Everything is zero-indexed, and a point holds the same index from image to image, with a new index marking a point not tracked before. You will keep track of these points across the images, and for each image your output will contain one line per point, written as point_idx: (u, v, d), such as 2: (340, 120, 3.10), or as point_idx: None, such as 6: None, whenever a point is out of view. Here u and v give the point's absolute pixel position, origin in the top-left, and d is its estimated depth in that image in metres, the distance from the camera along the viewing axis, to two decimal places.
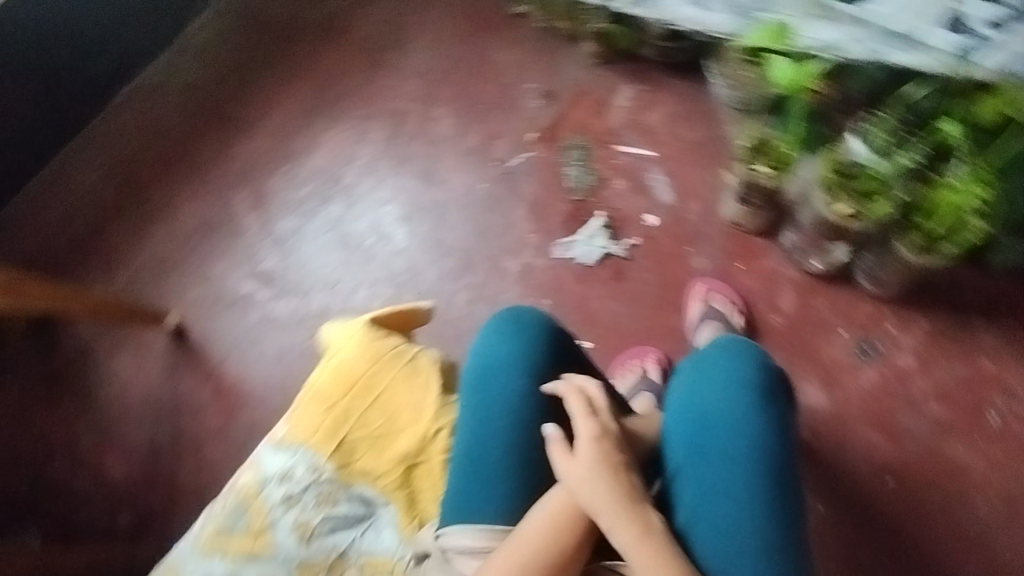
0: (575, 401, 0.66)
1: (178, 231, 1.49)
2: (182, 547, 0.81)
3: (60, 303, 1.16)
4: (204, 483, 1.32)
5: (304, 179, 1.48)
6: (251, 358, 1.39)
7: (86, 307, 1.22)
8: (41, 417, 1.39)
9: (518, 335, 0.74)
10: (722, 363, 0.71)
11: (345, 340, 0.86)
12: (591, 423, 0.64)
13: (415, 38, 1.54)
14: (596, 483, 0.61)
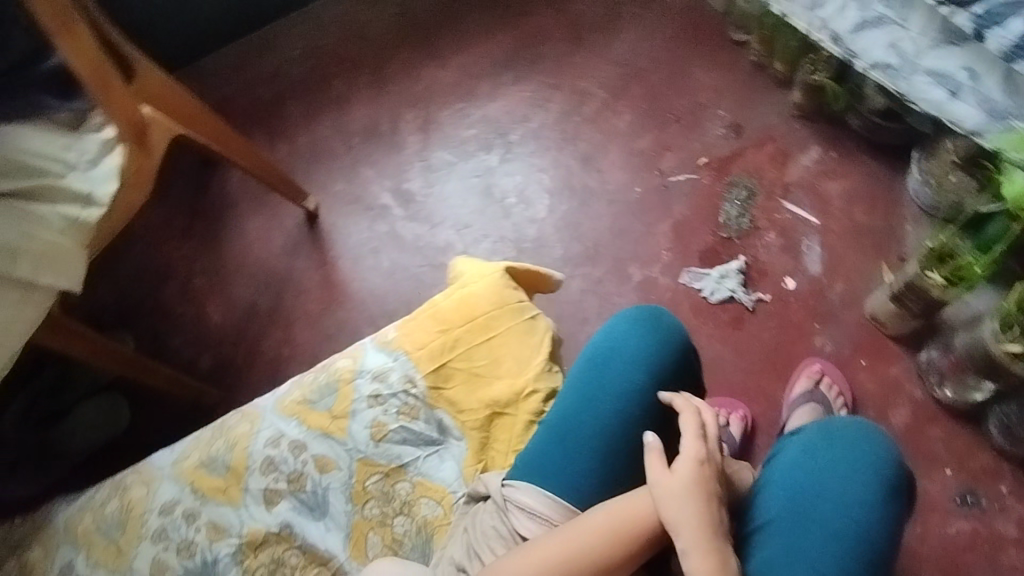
0: (689, 417, 0.67)
1: (346, 126, 1.57)
2: (268, 399, 0.87)
3: (227, 151, 1.27)
4: (284, 356, 1.40)
5: (474, 123, 1.53)
6: (365, 263, 1.45)
7: (246, 161, 1.31)
8: (173, 241, 1.52)
9: (651, 334, 0.73)
10: (851, 447, 0.75)
11: (479, 275, 0.87)
12: (698, 445, 0.65)
13: (626, 30, 1.54)
14: (687, 503, 0.62)
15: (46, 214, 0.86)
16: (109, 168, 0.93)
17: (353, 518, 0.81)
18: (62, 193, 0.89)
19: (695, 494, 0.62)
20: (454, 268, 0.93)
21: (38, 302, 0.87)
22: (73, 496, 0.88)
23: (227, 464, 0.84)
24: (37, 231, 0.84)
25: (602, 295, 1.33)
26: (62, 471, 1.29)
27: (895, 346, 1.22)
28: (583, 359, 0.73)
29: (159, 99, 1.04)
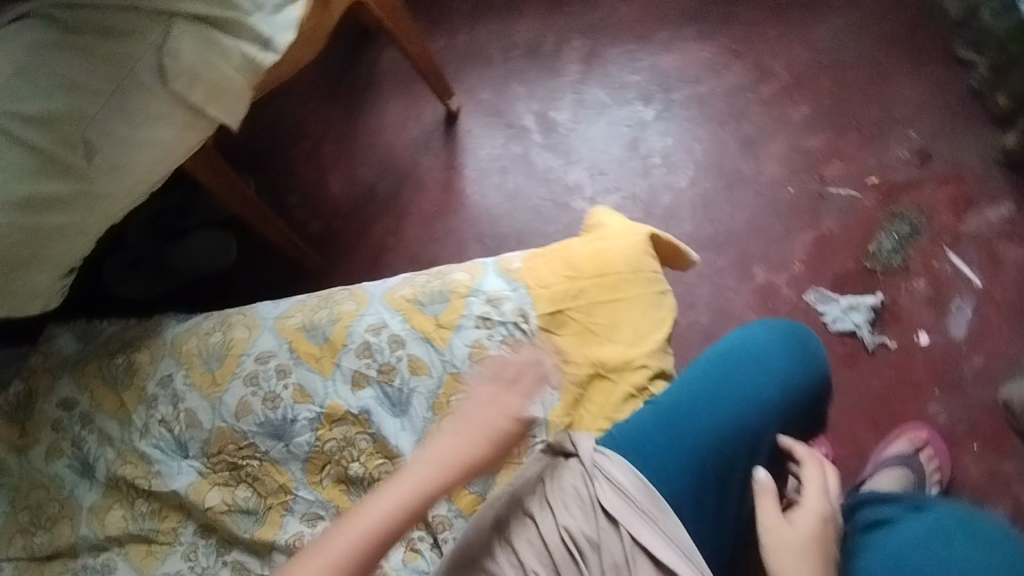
0: (811, 469, 0.72)
1: (510, 36, 1.53)
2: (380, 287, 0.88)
3: (397, 32, 1.27)
4: (388, 244, 1.42)
5: (640, 69, 1.45)
6: (490, 179, 1.43)
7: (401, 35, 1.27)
8: (314, 103, 1.54)
9: (795, 356, 0.72)
10: (981, 546, 0.73)
11: (620, 232, 0.84)
12: (820, 500, 0.70)
13: (837, 14, 1.39)
14: (805, 552, 0.64)
15: (226, 49, 0.84)
16: (288, 19, 0.88)
17: (429, 426, 0.82)
18: (243, 29, 0.85)
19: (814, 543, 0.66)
20: (592, 217, 0.90)
21: (201, 129, 0.87)
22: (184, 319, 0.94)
23: (327, 335, 0.87)
24: (218, 61, 0.84)
25: (717, 287, 1.26)
26: (169, 286, 1.38)
27: (1018, 442, 1.10)
28: (712, 351, 0.73)
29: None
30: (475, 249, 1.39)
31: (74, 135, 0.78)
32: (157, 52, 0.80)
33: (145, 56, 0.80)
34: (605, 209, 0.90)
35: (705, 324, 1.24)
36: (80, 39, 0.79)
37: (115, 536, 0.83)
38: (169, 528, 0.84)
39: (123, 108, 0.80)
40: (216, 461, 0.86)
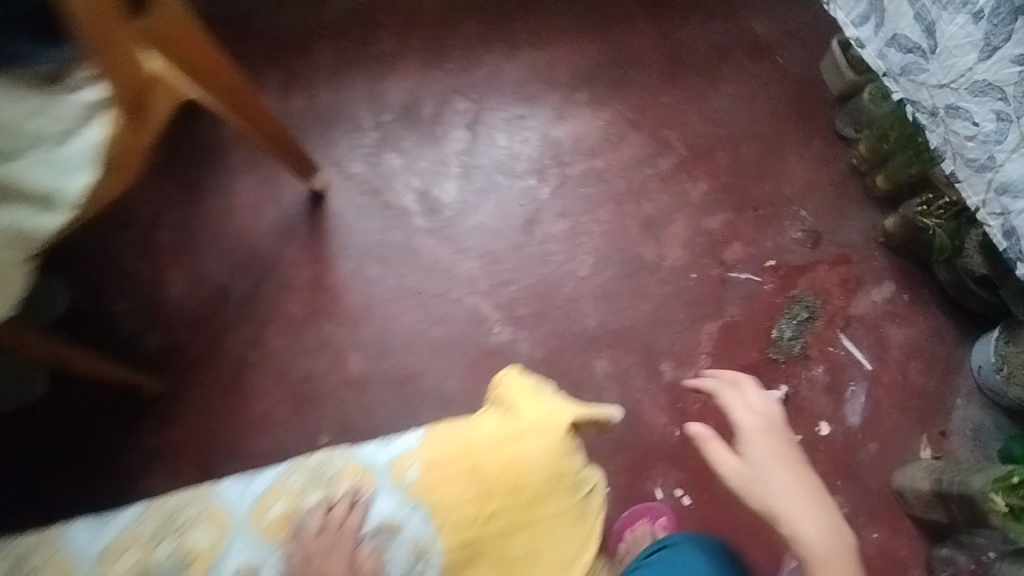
0: (725, 393, 0.85)
1: (382, 98, 1.34)
2: (244, 506, 0.72)
3: (246, 113, 1.04)
4: (251, 359, 1.20)
5: (530, 139, 1.32)
6: (369, 273, 1.25)
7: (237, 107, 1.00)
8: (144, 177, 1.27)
9: None
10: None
11: (533, 422, 0.73)
12: (748, 413, 0.82)
13: (728, 82, 1.34)
14: (764, 467, 0.76)
15: None
16: (87, 147, 0.70)
17: None
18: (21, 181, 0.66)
19: (765, 441, 0.79)
20: (502, 388, 0.77)
21: None
22: None
23: None
24: None
25: (624, 388, 1.18)
26: None
27: (916, 531, 1.11)
28: None
29: (167, 24, 0.79)
30: (355, 359, 1.20)
31: None
32: None
33: None
34: (517, 377, 0.78)
35: (616, 433, 1.15)
36: None
37: None
38: None
39: None
40: None
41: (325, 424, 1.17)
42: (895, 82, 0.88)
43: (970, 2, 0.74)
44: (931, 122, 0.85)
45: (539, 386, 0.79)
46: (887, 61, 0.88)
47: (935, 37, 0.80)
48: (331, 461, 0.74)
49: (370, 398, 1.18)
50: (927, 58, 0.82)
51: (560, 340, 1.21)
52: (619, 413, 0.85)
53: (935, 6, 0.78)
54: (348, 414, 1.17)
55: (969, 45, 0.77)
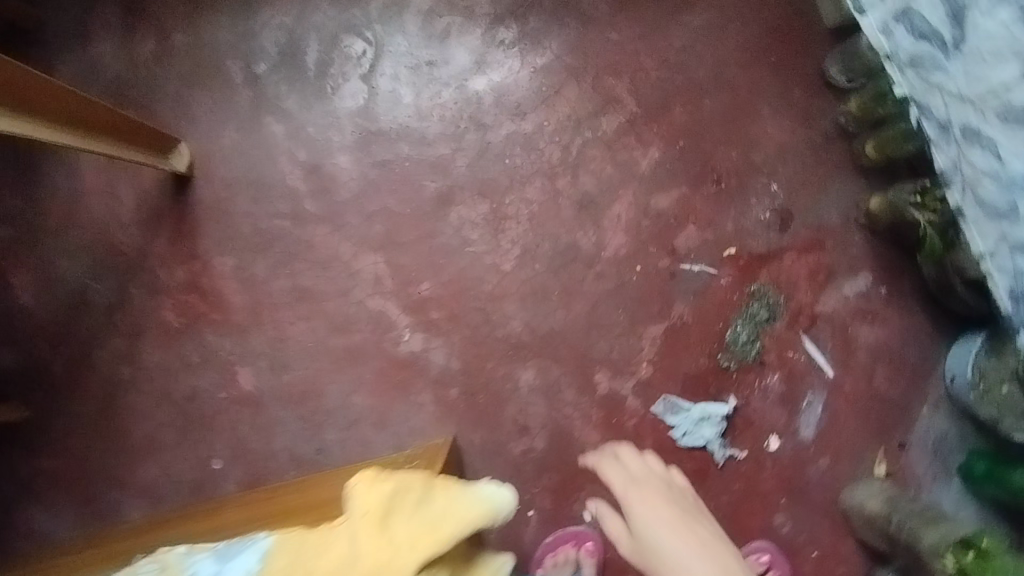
0: (604, 463, 0.79)
1: (251, 41, 1.06)
2: None
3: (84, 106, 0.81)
4: (124, 377, 1.05)
5: (441, 94, 1.05)
6: (256, 272, 1.06)
7: (73, 118, 0.80)
8: None
9: None
10: None
11: (366, 562, 0.64)
12: (631, 478, 0.76)
13: (693, 11, 1.05)
14: (661, 529, 0.69)
15: None
16: None
17: None
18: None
19: (644, 500, 0.72)
20: (349, 501, 0.69)
21: None
22: None
23: None
24: None
25: (552, 403, 1.04)
26: None
27: (859, 555, 1.01)
28: None
29: None
30: (245, 374, 1.05)
31: None
32: None
33: None
34: (363, 493, 0.68)
35: (541, 452, 1.03)
36: None
37: None
38: None
39: None
40: None
41: (216, 448, 1.04)
42: (902, 71, 0.65)
43: None
44: (944, 137, 0.64)
45: (392, 499, 0.68)
46: (893, 42, 0.64)
47: (962, 28, 0.55)
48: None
49: (265, 419, 1.05)
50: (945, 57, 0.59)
51: (479, 348, 1.05)
52: (514, 499, 0.69)
53: None
54: (241, 437, 1.05)
55: (1010, 52, 0.52)
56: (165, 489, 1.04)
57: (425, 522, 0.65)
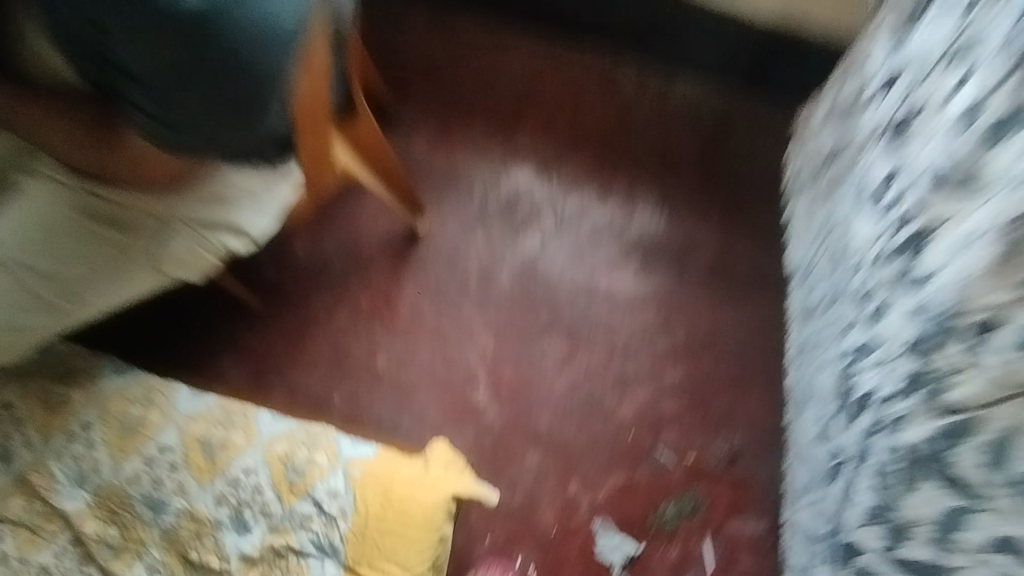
0: None
1: (498, 184, 1.73)
2: (264, 433, 1.24)
3: (390, 177, 1.48)
4: (317, 320, 1.69)
5: (580, 273, 1.69)
6: (423, 307, 1.70)
7: (385, 177, 1.46)
8: None
9: None
10: None
11: (433, 476, 1.20)
12: None
13: (743, 309, 1.66)
14: None
15: (211, 242, 1.09)
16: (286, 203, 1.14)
17: (256, 550, 1.19)
18: (251, 210, 1.10)
19: None
20: (431, 449, 1.25)
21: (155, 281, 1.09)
22: (116, 372, 1.30)
23: (213, 456, 1.22)
24: (198, 248, 1.09)
25: (537, 482, 1.57)
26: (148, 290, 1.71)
27: None
28: None
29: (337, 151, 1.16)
30: (381, 359, 1.67)
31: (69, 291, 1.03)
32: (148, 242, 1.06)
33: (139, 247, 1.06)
34: (442, 447, 1.25)
35: (514, 507, 1.55)
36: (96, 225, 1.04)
37: (8, 518, 1.23)
38: (53, 528, 1.24)
39: (108, 281, 1.05)
40: (101, 501, 1.23)
41: (341, 388, 1.65)
42: (794, 398, 1.20)
43: (830, 396, 1.05)
44: (793, 441, 1.18)
45: (453, 460, 1.24)
46: (798, 384, 1.19)
47: (815, 398, 1.11)
48: (320, 436, 1.23)
49: (375, 389, 1.65)
50: (807, 404, 1.14)
51: (515, 424, 1.61)
52: (495, 498, 1.24)
53: (822, 383, 1.08)
54: (357, 391, 1.65)
55: (824, 417, 1.06)
56: (301, 394, 1.65)
57: (462, 476, 1.22)
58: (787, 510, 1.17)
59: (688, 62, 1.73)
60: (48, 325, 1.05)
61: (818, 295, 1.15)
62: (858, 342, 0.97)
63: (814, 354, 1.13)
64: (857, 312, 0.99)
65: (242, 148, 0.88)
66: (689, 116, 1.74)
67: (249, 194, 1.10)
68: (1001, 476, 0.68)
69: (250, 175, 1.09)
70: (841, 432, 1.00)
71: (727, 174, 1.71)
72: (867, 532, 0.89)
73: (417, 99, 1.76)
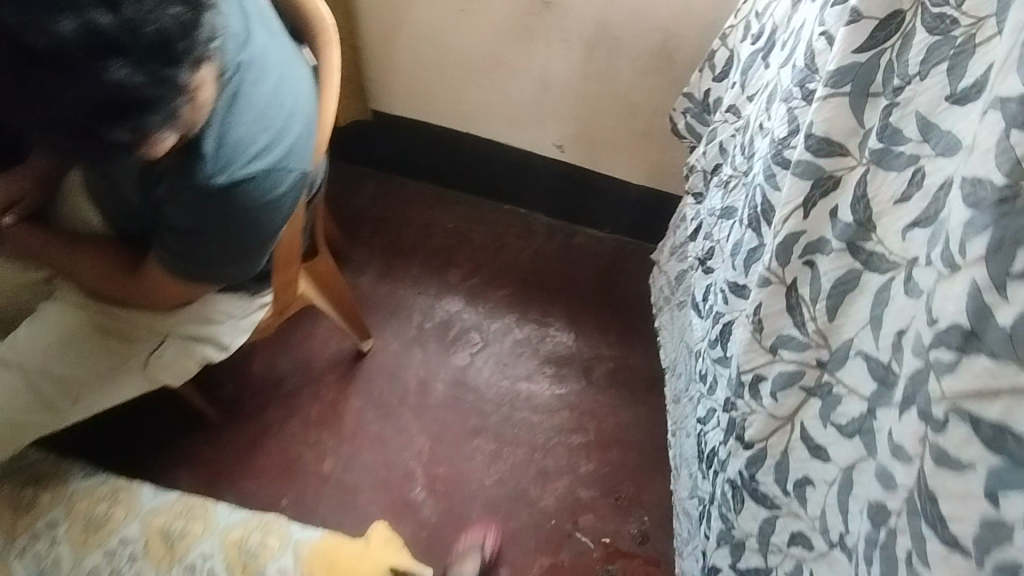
0: None
1: (431, 311, 2.06)
2: (221, 519, 1.39)
3: (336, 301, 1.76)
4: (268, 431, 1.88)
5: (504, 381, 1.98)
6: (366, 416, 1.92)
7: (335, 298, 1.75)
8: None
9: None
10: None
11: (372, 552, 1.38)
12: None
13: (642, 407, 1.97)
14: None
15: (194, 353, 1.34)
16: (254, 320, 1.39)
17: None
18: (227, 327, 1.36)
19: None
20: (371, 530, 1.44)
21: (145, 384, 1.33)
22: (83, 474, 1.44)
23: (170, 542, 1.36)
24: (184, 359, 1.34)
25: None
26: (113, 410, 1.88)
27: None
28: None
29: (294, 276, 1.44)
30: (327, 463, 1.85)
31: (72, 394, 1.27)
32: (144, 353, 1.31)
33: (135, 358, 1.31)
34: (381, 526, 1.45)
35: None
36: (104, 339, 1.29)
37: None
38: None
39: (106, 386, 1.29)
40: None
41: (289, 492, 1.81)
42: (674, 460, 1.48)
43: (693, 455, 1.35)
44: (678, 496, 1.44)
45: (391, 538, 1.43)
46: (676, 450, 1.48)
47: (686, 457, 1.40)
48: (272, 523, 1.39)
49: (321, 493, 1.81)
50: (682, 465, 1.42)
51: (450, 517, 1.80)
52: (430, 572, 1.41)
53: (688, 444, 1.39)
54: (304, 494, 1.81)
55: (692, 470, 1.35)
56: (251, 499, 1.79)
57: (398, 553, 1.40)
58: (681, 557, 1.41)
59: (583, 216, 2.16)
60: (50, 421, 1.28)
61: (683, 379, 1.49)
62: (705, 410, 1.29)
63: (684, 426, 1.44)
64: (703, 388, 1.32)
65: (234, 278, 1.17)
66: (588, 253, 2.16)
67: (226, 315, 1.35)
68: (785, 488, 1.01)
69: (229, 300, 1.34)
70: (702, 480, 1.28)
71: (621, 298, 2.11)
72: (720, 553, 1.19)
73: (366, 243, 2.14)
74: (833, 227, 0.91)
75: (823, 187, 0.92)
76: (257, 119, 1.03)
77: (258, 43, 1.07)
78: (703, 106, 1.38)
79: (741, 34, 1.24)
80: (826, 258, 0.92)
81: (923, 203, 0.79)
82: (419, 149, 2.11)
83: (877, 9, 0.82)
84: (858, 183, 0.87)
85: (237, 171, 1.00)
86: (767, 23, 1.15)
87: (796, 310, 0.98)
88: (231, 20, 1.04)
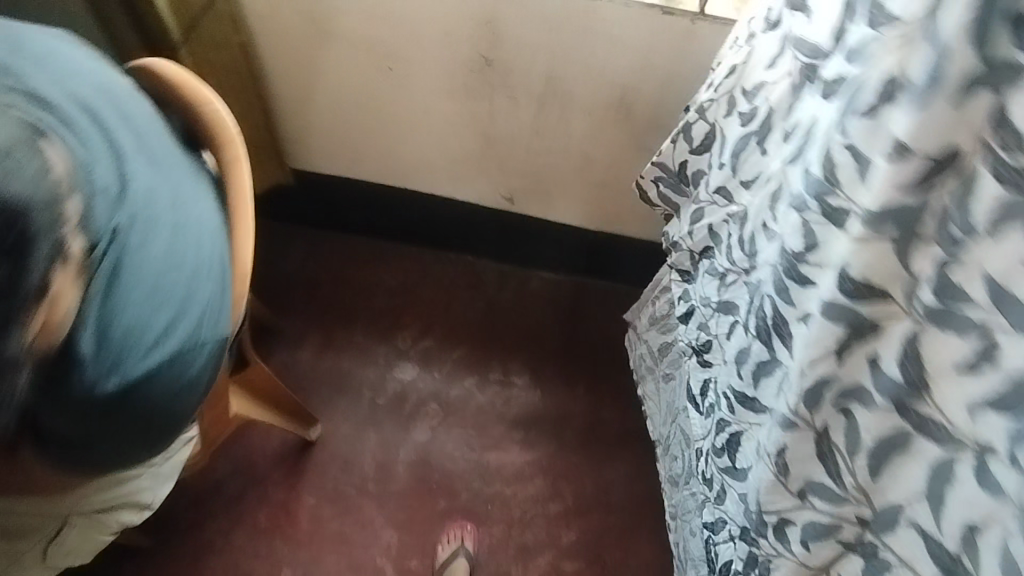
0: None
1: (383, 383, 1.85)
2: None
3: (278, 404, 1.53)
4: (211, 549, 1.63)
5: (471, 453, 1.79)
6: (320, 513, 1.69)
7: (274, 402, 1.51)
8: None
9: None
10: None
11: None
12: None
13: (621, 462, 1.83)
14: None
15: (111, 521, 1.07)
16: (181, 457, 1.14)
17: None
18: (150, 479, 1.09)
19: None
20: None
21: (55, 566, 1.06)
22: None
23: None
24: (100, 532, 1.07)
25: None
26: None
27: None
28: None
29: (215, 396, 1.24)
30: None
31: None
32: (44, 542, 1.03)
33: (35, 547, 1.02)
34: None
35: None
36: None
37: None
38: None
39: None
40: None
41: None
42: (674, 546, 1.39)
43: (699, 560, 1.25)
44: None
45: None
46: (677, 540, 1.38)
47: (688, 552, 1.31)
48: None
49: None
50: (684, 559, 1.33)
51: None
52: None
53: (691, 541, 1.29)
54: None
55: (699, 574, 1.25)
56: None
57: None
58: None
59: (537, 260, 2.03)
60: None
61: (676, 464, 1.40)
62: (710, 518, 1.20)
63: (682, 517, 1.35)
64: (704, 490, 1.23)
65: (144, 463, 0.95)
66: (547, 298, 2.02)
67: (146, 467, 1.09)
68: None
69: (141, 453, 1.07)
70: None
71: (587, 345, 1.97)
72: None
73: (300, 313, 1.91)
74: (874, 379, 0.79)
75: (859, 334, 0.79)
76: (149, 293, 0.79)
77: (141, 189, 0.82)
78: (680, 178, 1.23)
79: (727, 109, 1.08)
80: (867, 412, 0.81)
81: (997, 382, 0.67)
82: (352, 203, 1.89)
83: (932, 147, 0.66)
84: (907, 340, 0.75)
85: (130, 370, 0.78)
86: (761, 105, 1.00)
87: (828, 458, 0.86)
88: (100, 168, 0.80)
